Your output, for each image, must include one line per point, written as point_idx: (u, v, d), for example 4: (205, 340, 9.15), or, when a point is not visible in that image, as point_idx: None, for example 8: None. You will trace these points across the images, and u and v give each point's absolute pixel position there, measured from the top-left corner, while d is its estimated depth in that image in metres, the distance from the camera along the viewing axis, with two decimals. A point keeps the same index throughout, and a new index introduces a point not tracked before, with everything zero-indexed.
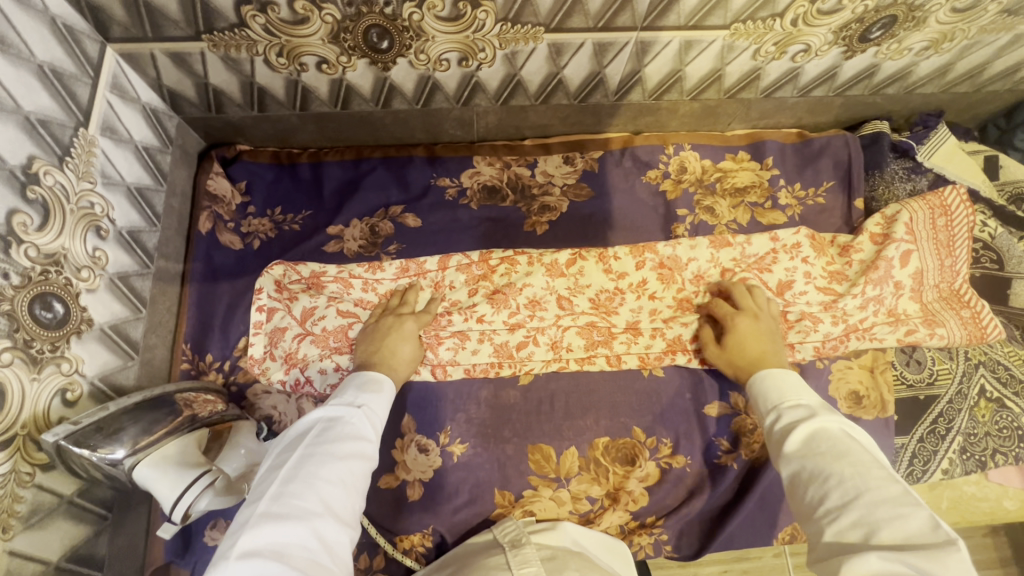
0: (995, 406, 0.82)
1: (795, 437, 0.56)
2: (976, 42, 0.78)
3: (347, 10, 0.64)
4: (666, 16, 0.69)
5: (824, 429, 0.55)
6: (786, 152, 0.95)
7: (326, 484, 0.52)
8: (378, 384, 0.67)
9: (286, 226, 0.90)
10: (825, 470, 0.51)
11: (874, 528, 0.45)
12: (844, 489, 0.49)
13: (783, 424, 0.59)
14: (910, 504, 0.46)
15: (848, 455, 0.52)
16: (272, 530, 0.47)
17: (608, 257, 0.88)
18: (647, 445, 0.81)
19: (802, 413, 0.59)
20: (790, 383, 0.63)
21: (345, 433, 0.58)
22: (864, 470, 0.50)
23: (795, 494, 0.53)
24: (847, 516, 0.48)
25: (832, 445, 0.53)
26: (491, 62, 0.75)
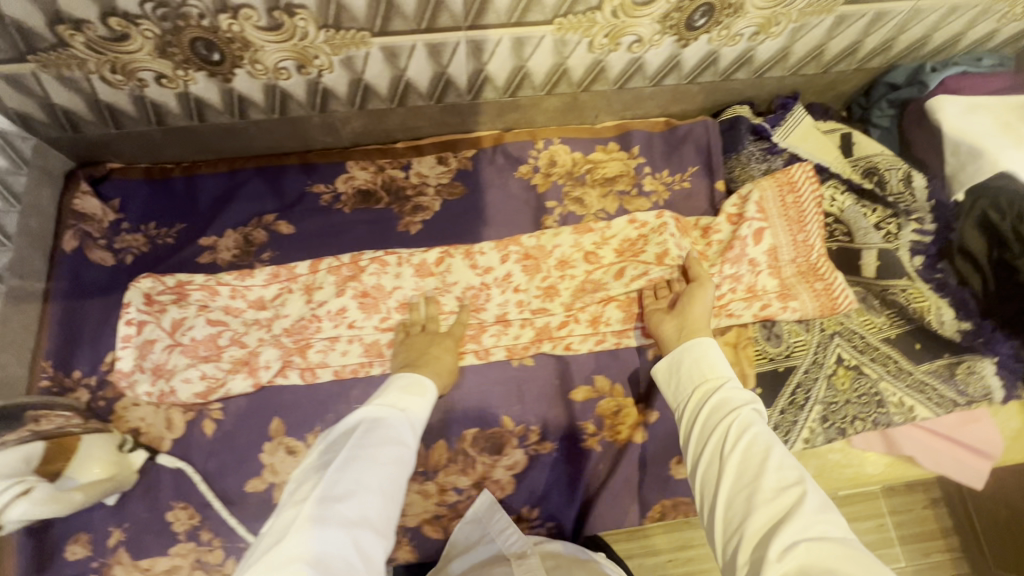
0: (854, 373, 0.85)
1: (738, 421, 0.57)
2: (803, 25, 0.81)
3: (164, 25, 0.66)
4: (486, 15, 0.71)
5: (764, 421, 0.57)
6: (653, 140, 0.98)
7: (370, 489, 0.54)
8: (420, 388, 0.70)
9: (160, 240, 0.91)
10: (766, 457, 0.53)
11: (800, 519, 0.47)
12: (780, 478, 0.51)
13: (723, 401, 0.60)
14: (834, 509, 0.48)
15: (782, 447, 0.54)
16: (321, 535, 0.49)
17: (474, 253, 0.91)
18: (517, 434, 0.83)
19: (744, 399, 0.60)
20: (727, 366, 0.65)
21: (388, 436, 0.60)
22: (799, 469, 0.51)
23: (727, 474, 0.54)
24: (781, 503, 0.49)
25: (772, 435, 0.55)
26: (330, 68, 0.77)
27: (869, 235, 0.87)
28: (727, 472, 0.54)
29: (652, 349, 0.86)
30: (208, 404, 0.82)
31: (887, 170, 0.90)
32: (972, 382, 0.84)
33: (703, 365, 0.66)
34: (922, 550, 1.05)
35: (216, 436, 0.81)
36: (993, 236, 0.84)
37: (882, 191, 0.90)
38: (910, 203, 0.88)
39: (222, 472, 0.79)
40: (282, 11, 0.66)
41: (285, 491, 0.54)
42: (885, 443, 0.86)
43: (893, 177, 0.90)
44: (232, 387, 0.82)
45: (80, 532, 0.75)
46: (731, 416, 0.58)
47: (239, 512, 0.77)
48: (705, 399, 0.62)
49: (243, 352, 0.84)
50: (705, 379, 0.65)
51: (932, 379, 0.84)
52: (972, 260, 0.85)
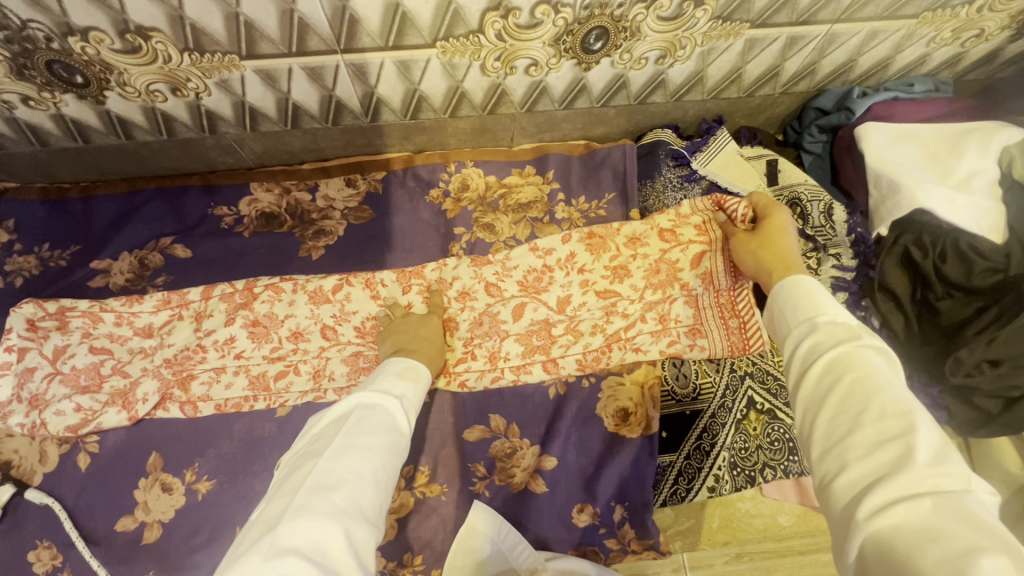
0: (766, 418, 0.81)
1: (828, 362, 0.46)
2: (710, 49, 0.77)
3: (11, 47, 0.63)
4: (360, 38, 0.68)
5: (865, 355, 0.44)
6: (571, 165, 0.93)
7: (364, 476, 0.50)
8: (414, 375, 0.66)
9: (52, 263, 0.88)
10: (862, 400, 0.42)
11: (900, 471, 0.36)
12: (879, 426, 0.40)
13: (810, 340, 0.49)
14: (951, 457, 0.37)
15: (890, 387, 0.42)
16: (309, 525, 0.43)
17: (375, 283, 0.87)
18: (403, 475, 0.79)
19: (844, 334, 0.47)
20: (823, 299, 0.52)
21: (382, 423, 0.56)
22: (904, 409, 0.40)
23: (816, 426, 0.44)
24: (878, 455, 0.38)
25: (868, 371, 0.43)
26: (207, 91, 0.74)
27: None
28: (817, 422, 0.44)
29: (553, 386, 0.82)
30: (82, 437, 0.79)
31: (809, 202, 0.84)
32: None
33: (791, 305, 0.53)
34: None
35: (91, 470, 0.78)
36: (915, 275, 0.79)
37: (803, 223, 0.84)
38: (831, 238, 0.83)
39: (91, 509, 0.76)
40: (135, 34, 0.63)
41: (274, 486, 0.50)
42: (799, 492, 0.82)
43: (815, 209, 0.84)
44: (105, 420, 0.78)
45: None
46: (818, 359, 0.47)
47: (104, 553, 0.74)
48: (792, 344, 0.51)
49: (124, 382, 0.81)
50: (794, 319, 0.52)
51: None
52: (895, 299, 0.80)
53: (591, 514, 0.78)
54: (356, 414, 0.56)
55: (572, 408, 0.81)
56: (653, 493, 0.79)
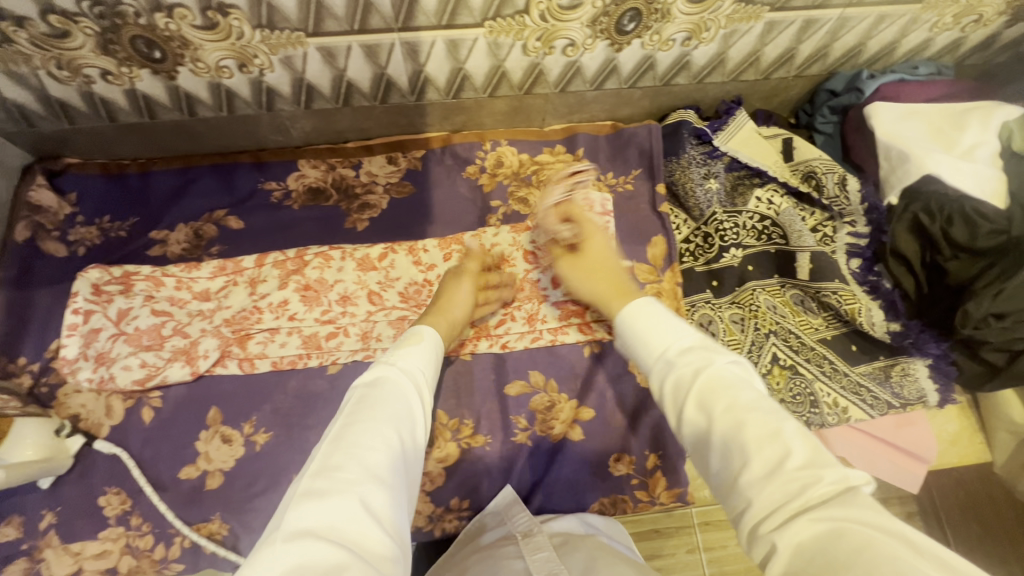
0: (789, 372, 0.86)
1: (693, 397, 0.49)
2: (732, 31, 0.84)
3: (103, 22, 0.69)
4: (416, 17, 0.74)
5: (737, 373, 0.49)
6: (599, 143, 0.99)
7: (378, 442, 0.51)
8: (416, 338, 0.69)
9: (112, 234, 0.93)
10: (738, 429, 0.44)
11: (801, 491, 0.39)
12: (764, 458, 0.42)
13: (678, 375, 0.51)
14: (821, 461, 0.41)
15: (754, 409, 0.45)
16: (316, 506, 0.44)
17: (418, 250, 0.93)
18: (449, 427, 0.83)
19: (694, 362, 0.51)
20: (662, 324, 0.57)
21: (389, 393, 0.57)
22: (776, 427, 0.43)
23: (711, 463, 0.46)
24: (771, 488, 0.40)
25: (731, 394, 0.47)
26: (271, 68, 0.80)
27: (804, 238, 0.89)
28: (714, 460, 0.46)
29: (588, 346, 0.88)
30: (147, 392, 0.83)
31: (824, 174, 0.91)
32: (905, 384, 0.85)
33: (642, 335, 0.57)
34: None
35: (155, 423, 0.82)
36: (925, 239, 0.84)
37: (818, 195, 0.92)
38: (845, 207, 0.89)
39: (156, 459, 0.80)
40: (215, 10, 0.69)
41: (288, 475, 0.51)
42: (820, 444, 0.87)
43: (829, 180, 0.91)
44: (169, 375, 0.83)
45: (13, 514, 0.77)
46: (685, 393, 0.50)
47: (171, 498, 0.78)
48: (657, 381, 0.54)
49: (185, 341, 0.85)
50: (646, 354, 0.56)
51: (867, 380, 0.85)
52: (906, 264, 0.85)
53: (628, 463, 0.83)
54: (357, 393, 0.57)
55: (607, 365, 0.87)
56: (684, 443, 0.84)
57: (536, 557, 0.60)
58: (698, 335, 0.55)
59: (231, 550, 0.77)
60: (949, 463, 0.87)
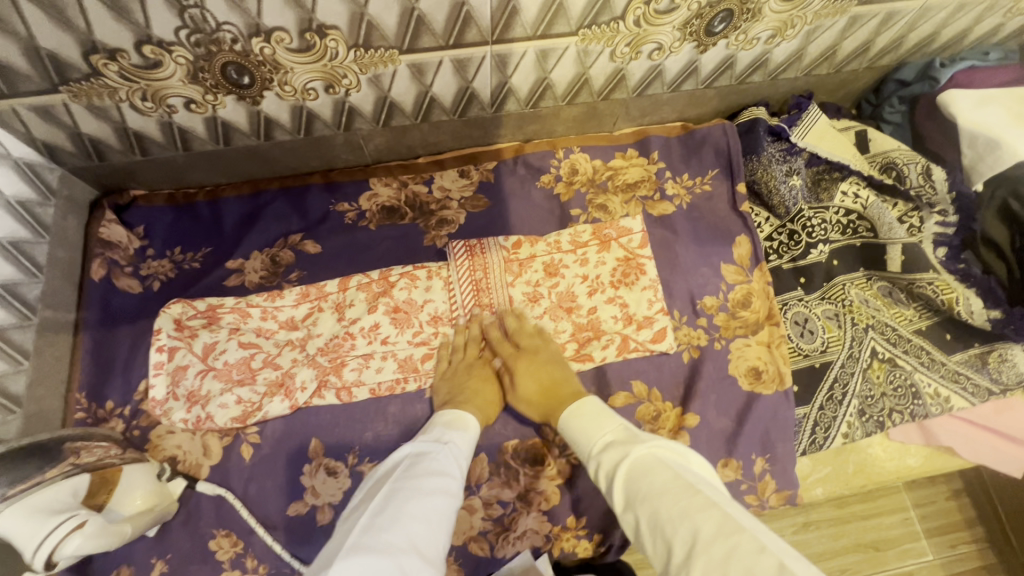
0: (888, 366, 0.86)
1: (622, 491, 0.58)
2: (817, 27, 0.83)
3: (197, 50, 0.66)
4: (512, 29, 0.72)
5: (652, 454, 0.59)
6: (671, 145, 0.98)
7: (418, 507, 0.56)
8: (461, 423, 0.72)
9: (186, 265, 0.89)
10: (658, 515, 0.53)
11: (718, 567, 0.46)
12: (682, 537, 0.50)
13: (606, 468, 0.62)
14: (730, 529, 0.48)
15: (665, 492, 0.54)
16: (361, 559, 0.49)
17: (490, 267, 0.89)
18: (556, 443, 0.82)
19: (617, 454, 0.62)
20: (585, 424, 0.68)
21: (432, 468, 0.63)
22: (687, 503, 0.52)
23: (649, 547, 0.54)
24: (696, 565, 0.47)
25: (648, 480, 0.56)
26: (358, 87, 0.78)
27: (894, 230, 0.88)
28: (650, 547, 0.54)
29: (687, 351, 0.87)
30: (245, 428, 0.81)
31: (905, 165, 0.92)
32: (1004, 370, 0.85)
33: (578, 434, 0.69)
34: (949, 541, 1.14)
35: (256, 460, 0.80)
36: (1015, 225, 0.84)
37: (901, 185, 0.92)
38: (932, 196, 0.90)
39: (262, 497, 0.78)
40: (314, 32, 0.67)
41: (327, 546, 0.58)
42: (923, 435, 0.86)
43: (912, 171, 0.91)
44: (270, 410, 0.81)
45: (123, 565, 0.74)
46: (615, 483, 0.60)
47: (284, 536, 0.77)
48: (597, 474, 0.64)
49: (277, 373, 0.83)
50: (586, 453, 0.67)
51: (965, 369, 0.85)
52: (996, 249, 0.86)
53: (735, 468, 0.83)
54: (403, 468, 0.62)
55: (708, 369, 0.86)
56: (793, 444, 0.84)
57: None
58: (618, 428, 0.66)
59: None
60: None
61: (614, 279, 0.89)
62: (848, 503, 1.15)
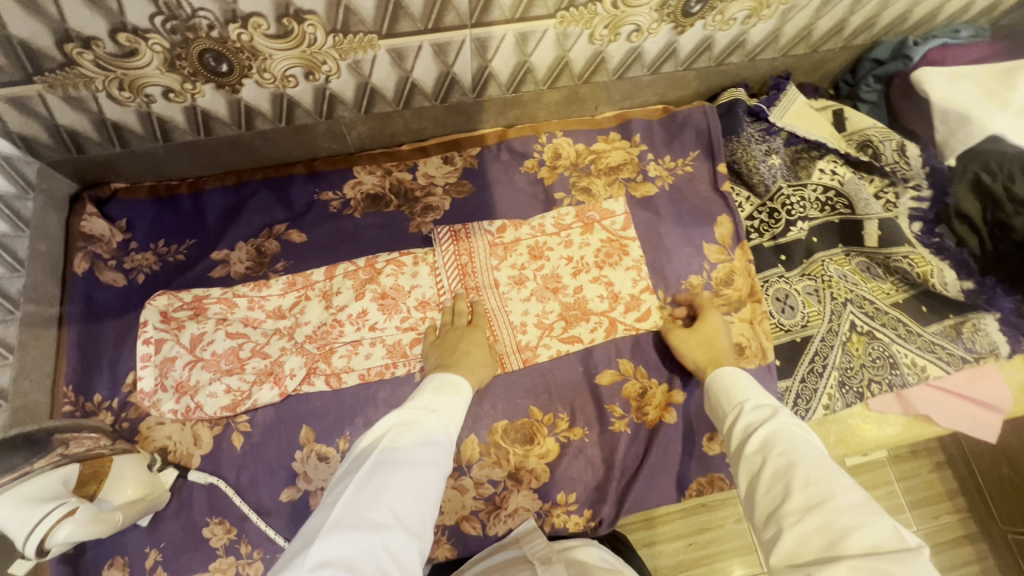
0: (867, 338, 0.88)
1: (755, 439, 0.59)
2: (791, 7, 0.84)
3: (173, 37, 0.66)
4: (490, 12, 0.72)
5: (794, 427, 0.59)
6: (653, 128, 0.99)
7: (404, 480, 0.56)
8: (451, 390, 0.70)
9: (170, 258, 0.89)
10: (789, 472, 0.53)
11: (843, 534, 0.46)
12: (809, 496, 0.50)
13: (747, 422, 0.63)
14: (873, 513, 0.47)
15: (809, 457, 0.54)
16: (345, 537, 0.49)
17: (474, 251, 0.89)
18: (545, 422, 0.83)
19: (768, 413, 0.62)
20: (744, 384, 0.69)
21: (419, 438, 0.61)
22: (828, 474, 0.51)
23: (756, 493, 0.55)
24: (812, 520, 0.48)
25: (790, 443, 0.56)
26: (338, 74, 0.77)
27: (870, 205, 0.91)
28: (760, 496, 0.54)
29: None
30: (235, 417, 0.81)
31: (881, 142, 0.93)
32: (977, 339, 0.87)
33: (726, 390, 0.69)
34: (932, 513, 1.18)
35: (247, 448, 0.80)
36: (986, 199, 0.87)
37: (877, 162, 0.94)
38: (907, 172, 0.92)
39: (254, 485, 0.79)
40: (291, 17, 0.67)
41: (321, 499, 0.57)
42: (901, 404, 0.88)
43: (888, 147, 0.93)
44: (259, 398, 0.81)
45: (115, 556, 0.74)
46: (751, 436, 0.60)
47: (277, 522, 0.77)
48: (729, 423, 0.66)
49: (266, 362, 0.83)
50: (728, 404, 0.68)
51: (940, 339, 0.88)
52: (968, 223, 0.88)
53: (720, 443, 0.84)
54: (393, 435, 0.60)
55: None
56: None
57: None
58: (773, 400, 0.65)
59: None
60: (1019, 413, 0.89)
61: (598, 260, 0.90)
62: None
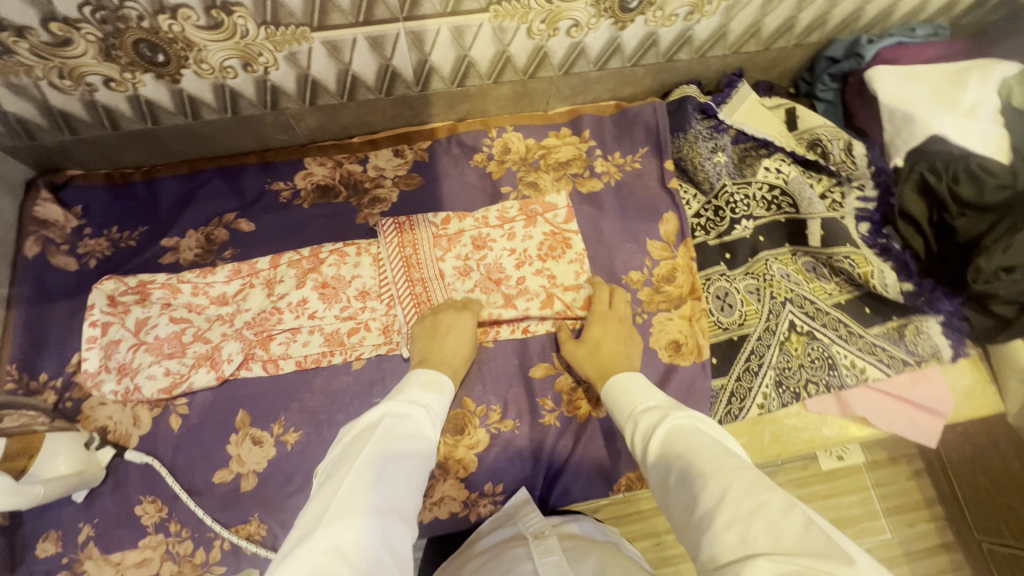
0: (806, 338, 0.87)
1: (655, 447, 0.57)
2: (734, 3, 0.84)
3: (105, 27, 0.68)
4: (421, 5, 0.73)
5: (688, 421, 0.58)
6: (604, 124, 1.00)
7: (394, 476, 0.54)
8: (437, 386, 0.68)
9: (122, 244, 0.91)
10: (692, 470, 0.51)
11: (748, 523, 0.43)
12: (712, 489, 0.47)
13: (642, 429, 0.61)
14: (767, 490, 0.45)
15: (704, 449, 0.52)
16: (352, 524, 0.47)
17: (416, 241, 0.89)
18: (477, 413, 0.84)
19: (657, 416, 0.60)
20: (636, 391, 0.67)
21: (411, 431, 0.59)
22: (724, 462, 0.50)
23: (672, 502, 0.52)
24: (722, 515, 0.45)
25: (684, 442, 0.54)
26: (276, 65, 0.79)
27: (814, 204, 0.90)
28: (674, 503, 0.52)
29: None
30: (173, 400, 0.83)
31: (829, 141, 0.93)
32: (919, 341, 0.86)
33: (620, 399, 0.68)
34: (907, 521, 1.16)
35: (184, 430, 0.82)
36: (932, 200, 0.85)
37: (825, 161, 0.93)
38: (852, 171, 0.91)
39: (189, 466, 0.81)
40: (219, 9, 0.68)
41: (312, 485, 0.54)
42: (839, 405, 0.87)
43: (835, 147, 0.92)
44: (196, 380, 0.83)
45: (50, 530, 0.77)
46: (651, 445, 0.58)
47: (208, 503, 0.79)
48: (630, 436, 0.63)
49: (207, 347, 0.85)
50: (624, 414, 0.66)
51: (882, 341, 0.87)
52: (914, 224, 0.87)
53: None
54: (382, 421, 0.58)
55: None
56: (708, 412, 0.85)
57: (546, 562, 0.59)
58: (664, 397, 0.64)
59: (270, 550, 0.78)
60: (963, 417, 0.87)
61: (541, 252, 0.90)
62: (809, 483, 1.17)
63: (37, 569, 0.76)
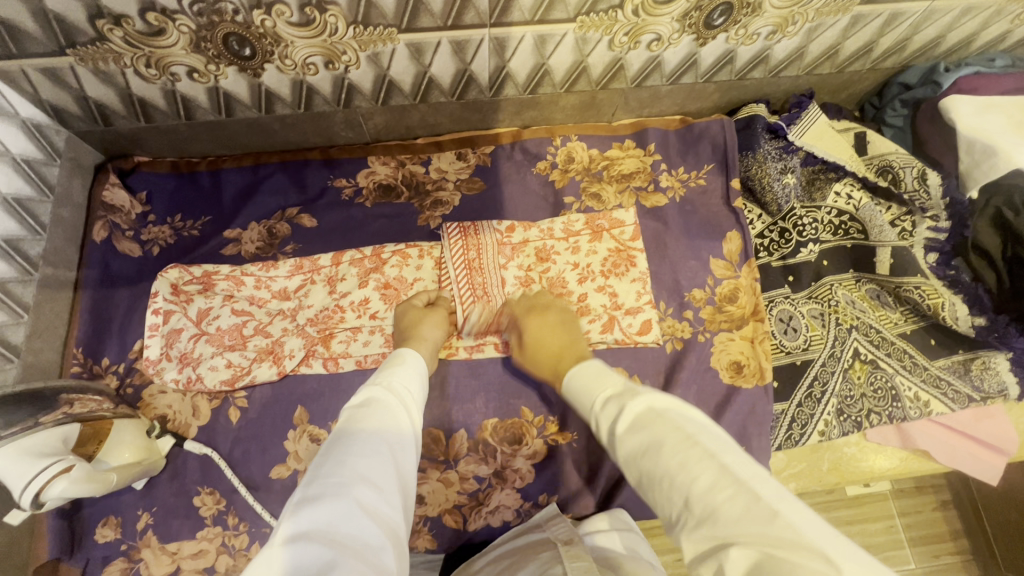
0: (870, 367, 0.86)
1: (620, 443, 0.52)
2: (818, 25, 0.83)
3: (199, 19, 0.67)
4: (510, 13, 0.73)
5: (647, 407, 0.52)
6: (669, 138, 0.99)
7: (360, 450, 0.49)
8: (395, 363, 0.64)
9: (184, 232, 0.91)
10: (657, 469, 0.47)
11: (716, 521, 0.41)
12: (680, 486, 0.44)
13: (604, 425, 0.55)
14: (730, 483, 0.42)
15: (665, 441, 0.48)
16: (315, 508, 0.43)
17: (479, 246, 0.88)
18: (535, 424, 0.83)
19: (614, 406, 0.55)
20: (593, 378, 0.61)
21: (375, 406, 0.55)
22: (685, 454, 0.46)
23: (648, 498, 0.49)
24: (693, 516, 0.42)
25: (647, 435, 0.49)
26: (357, 64, 0.79)
27: (884, 233, 0.90)
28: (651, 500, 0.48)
29: (670, 343, 0.88)
30: (234, 392, 0.83)
31: (902, 168, 0.91)
32: (986, 378, 0.85)
33: (579, 392, 0.61)
34: (931, 552, 1.14)
35: (242, 423, 0.82)
36: (1007, 233, 0.83)
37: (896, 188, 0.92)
38: (925, 201, 0.89)
39: (246, 459, 0.81)
40: (314, 7, 0.68)
41: None
42: (900, 438, 0.87)
43: (908, 175, 0.91)
44: (258, 375, 0.83)
45: (110, 514, 0.78)
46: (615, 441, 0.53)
47: (265, 497, 0.79)
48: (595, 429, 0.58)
49: (268, 341, 0.85)
50: (584, 405, 0.60)
51: (947, 374, 0.86)
52: (987, 257, 0.85)
53: None
54: (348, 412, 0.54)
55: (691, 361, 0.87)
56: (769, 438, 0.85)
57: (574, 565, 0.56)
58: (620, 381, 0.58)
59: None
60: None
61: (605, 268, 0.90)
62: (831, 507, 1.16)
63: (96, 553, 0.76)
